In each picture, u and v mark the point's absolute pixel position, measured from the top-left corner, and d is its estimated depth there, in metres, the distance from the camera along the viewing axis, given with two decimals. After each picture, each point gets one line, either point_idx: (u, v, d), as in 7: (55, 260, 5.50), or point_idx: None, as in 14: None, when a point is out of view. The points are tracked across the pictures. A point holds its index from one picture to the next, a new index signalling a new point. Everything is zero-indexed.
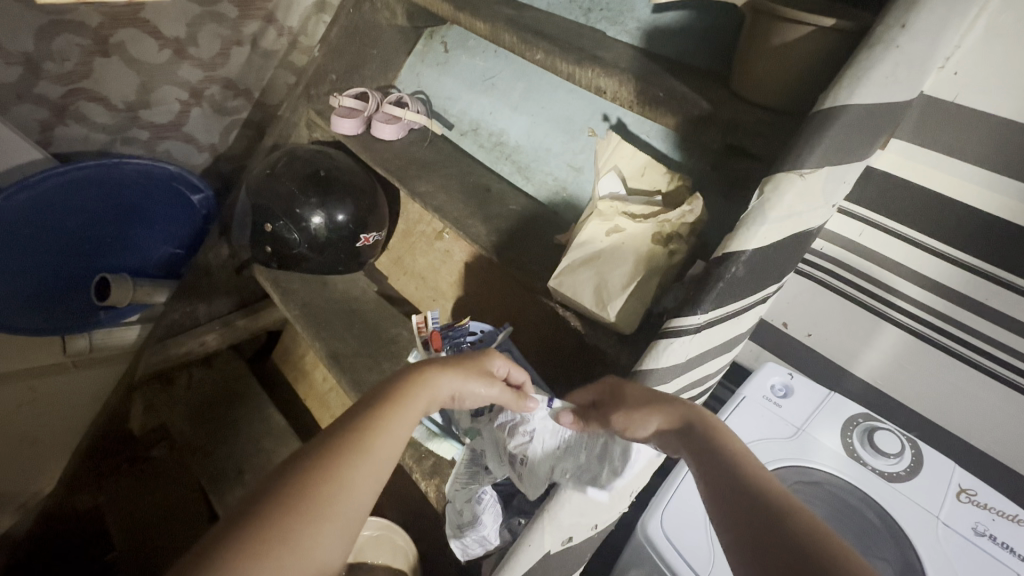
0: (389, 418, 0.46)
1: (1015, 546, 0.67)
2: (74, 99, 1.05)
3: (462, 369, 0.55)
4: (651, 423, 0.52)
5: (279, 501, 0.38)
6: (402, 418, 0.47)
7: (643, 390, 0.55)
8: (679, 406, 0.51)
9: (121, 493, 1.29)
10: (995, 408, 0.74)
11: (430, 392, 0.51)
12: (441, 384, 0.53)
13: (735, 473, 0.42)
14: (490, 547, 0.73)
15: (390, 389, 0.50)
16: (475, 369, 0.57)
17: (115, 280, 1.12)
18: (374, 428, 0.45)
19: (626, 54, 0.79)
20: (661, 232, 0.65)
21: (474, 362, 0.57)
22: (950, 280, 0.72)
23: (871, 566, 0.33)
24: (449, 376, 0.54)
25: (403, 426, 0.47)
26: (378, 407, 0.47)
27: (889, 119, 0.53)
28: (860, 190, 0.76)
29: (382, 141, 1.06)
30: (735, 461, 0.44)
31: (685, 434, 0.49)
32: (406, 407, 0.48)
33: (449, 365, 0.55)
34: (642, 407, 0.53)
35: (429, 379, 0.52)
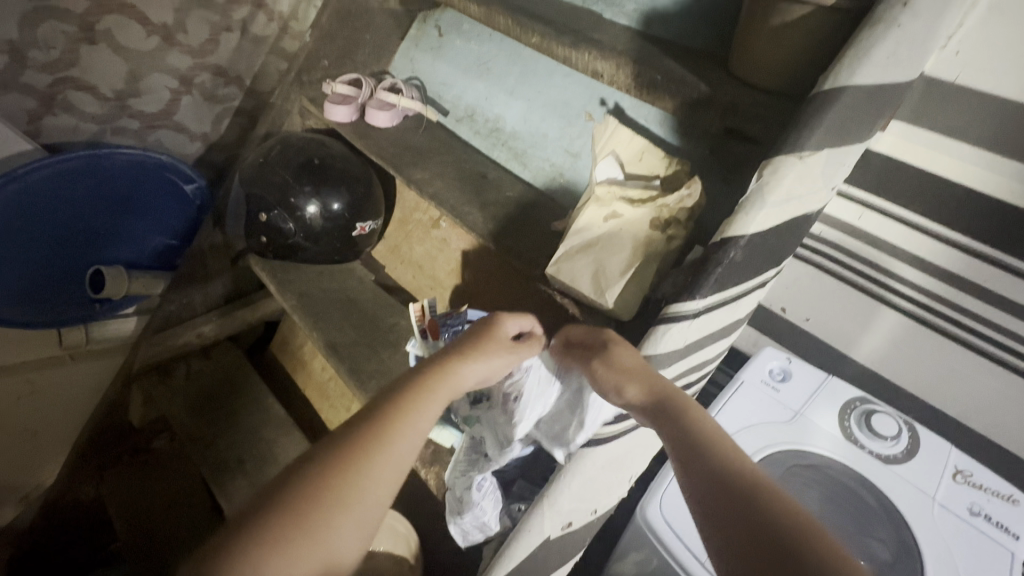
0: (412, 412, 0.48)
1: (1010, 526, 0.68)
2: (62, 88, 1.03)
3: (484, 354, 0.56)
4: (626, 391, 0.52)
5: (301, 493, 0.41)
6: (423, 411, 0.48)
7: (627, 355, 0.55)
8: (655, 380, 0.52)
9: (123, 485, 1.29)
10: (993, 390, 0.75)
11: (453, 384, 0.52)
12: (465, 371, 0.53)
13: (711, 463, 0.44)
14: (490, 533, 0.73)
15: (412, 380, 0.50)
16: (499, 351, 0.57)
17: (110, 272, 1.12)
18: (394, 421, 0.46)
19: (623, 36, 0.78)
20: (659, 217, 0.64)
21: (496, 342, 0.58)
22: (949, 263, 0.72)
23: (829, 548, 0.37)
24: (473, 363, 0.54)
25: (423, 420, 0.48)
26: (399, 398, 0.48)
27: (890, 100, 0.52)
28: (860, 173, 0.75)
29: (377, 128, 1.05)
30: (710, 447, 0.45)
31: (660, 412, 0.50)
32: (427, 400, 0.49)
33: (472, 352, 0.55)
34: (622, 375, 0.53)
35: (451, 370, 0.53)
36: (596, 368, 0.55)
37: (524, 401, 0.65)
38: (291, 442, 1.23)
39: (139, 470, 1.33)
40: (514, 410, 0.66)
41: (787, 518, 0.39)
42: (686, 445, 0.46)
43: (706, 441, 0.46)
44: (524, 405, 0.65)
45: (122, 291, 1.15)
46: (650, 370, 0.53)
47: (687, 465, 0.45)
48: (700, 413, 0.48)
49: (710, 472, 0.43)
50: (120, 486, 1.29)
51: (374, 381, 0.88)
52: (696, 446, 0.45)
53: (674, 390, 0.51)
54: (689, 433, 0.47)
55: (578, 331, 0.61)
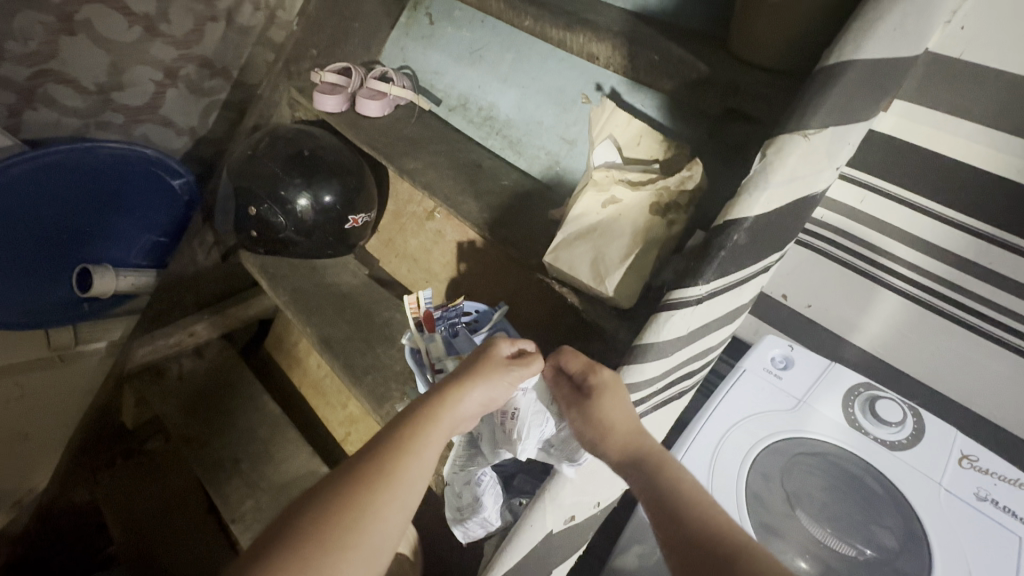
0: (413, 443, 0.48)
1: (1016, 510, 0.67)
2: (42, 82, 1.00)
3: (485, 378, 0.54)
4: (606, 442, 0.54)
5: (310, 532, 0.41)
6: (428, 442, 0.48)
7: (606, 401, 0.56)
8: (634, 433, 0.53)
9: (119, 488, 1.28)
10: (999, 373, 0.73)
11: (454, 411, 0.51)
12: (467, 396, 0.53)
13: (682, 518, 0.45)
14: (491, 529, 0.70)
15: (416, 412, 0.50)
16: (501, 374, 0.55)
17: (98, 271, 1.09)
18: (401, 455, 0.46)
19: (619, 18, 0.76)
20: (659, 201, 0.62)
21: (497, 366, 0.56)
22: (954, 246, 0.70)
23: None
24: (475, 391, 0.53)
25: (428, 451, 0.48)
26: (404, 430, 0.48)
27: (897, 74, 0.50)
28: (862, 155, 0.74)
29: (367, 118, 1.02)
30: (683, 501, 0.47)
31: (637, 465, 0.51)
32: (432, 431, 0.49)
33: (473, 378, 0.54)
34: (603, 426, 0.55)
35: (452, 398, 0.52)
36: (579, 418, 0.57)
37: (523, 421, 0.62)
38: (287, 440, 1.21)
39: (134, 471, 1.32)
40: (514, 428, 0.62)
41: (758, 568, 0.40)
42: (659, 500, 0.48)
43: (681, 494, 0.47)
44: (522, 423, 0.62)
45: (111, 289, 1.12)
46: (631, 420, 0.54)
47: (662, 521, 0.46)
48: (676, 466, 0.50)
49: (681, 526, 0.45)
50: (116, 490, 1.28)
51: (369, 376, 0.86)
52: (670, 501, 0.47)
53: (651, 442, 0.53)
54: (663, 487, 0.48)
55: (566, 369, 0.60)
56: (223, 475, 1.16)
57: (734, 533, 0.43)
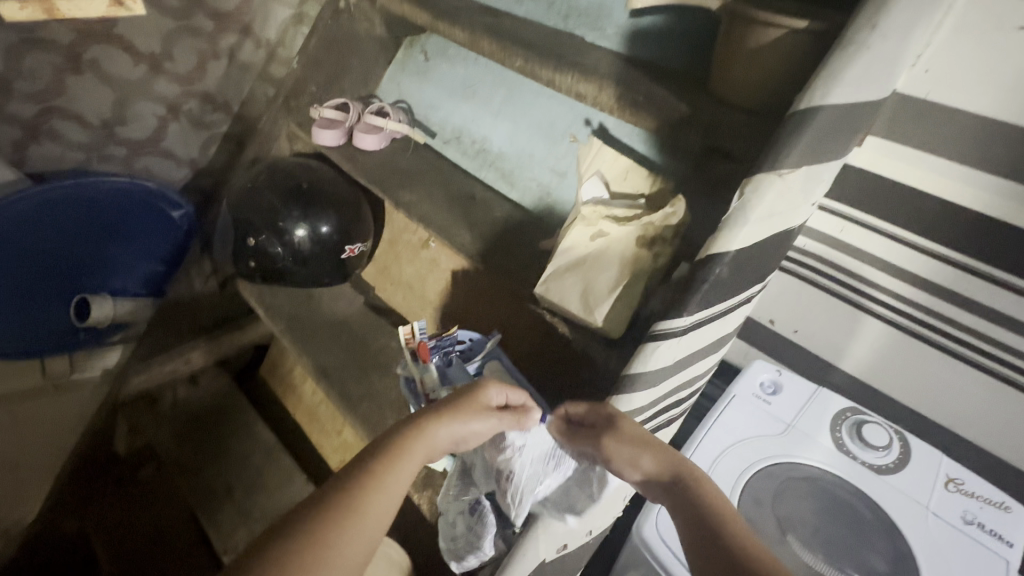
0: (384, 477, 0.48)
1: (1003, 533, 0.68)
2: (48, 118, 1.04)
3: (462, 417, 0.55)
4: (641, 466, 0.54)
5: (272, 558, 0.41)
6: (398, 474, 0.49)
7: (631, 426, 0.56)
8: (668, 454, 0.54)
9: (111, 520, 1.28)
10: (980, 398, 0.76)
11: (428, 447, 0.52)
12: (440, 433, 0.54)
13: (719, 532, 0.46)
14: (485, 558, 0.69)
15: (391, 446, 0.51)
16: (478, 413, 0.57)
17: (97, 300, 1.12)
18: (370, 485, 0.47)
19: (606, 59, 0.80)
20: (645, 235, 0.64)
21: (477, 406, 0.57)
22: (931, 275, 0.73)
23: None
24: (450, 428, 0.54)
25: (397, 483, 0.49)
26: (377, 464, 0.49)
27: (863, 116, 0.54)
28: (840, 188, 0.77)
29: (364, 152, 1.05)
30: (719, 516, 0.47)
31: (672, 486, 0.52)
32: (402, 464, 0.50)
33: (450, 414, 0.55)
34: (636, 450, 0.55)
35: (426, 433, 0.53)
36: (607, 445, 0.56)
37: (521, 482, 0.62)
38: (281, 469, 1.21)
39: (129, 498, 1.32)
40: (508, 489, 0.62)
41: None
42: (694, 518, 0.48)
43: (715, 510, 0.48)
44: (519, 486, 0.62)
45: (110, 317, 1.15)
46: (662, 445, 0.55)
47: (699, 538, 0.46)
48: (711, 485, 0.51)
49: (717, 542, 0.45)
50: (110, 518, 1.29)
51: (364, 405, 0.87)
52: (706, 518, 0.47)
53: (685, 461, 0.53)
54: (698, 504, 0.49)
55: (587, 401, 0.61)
56: (216, 504, 1.15)
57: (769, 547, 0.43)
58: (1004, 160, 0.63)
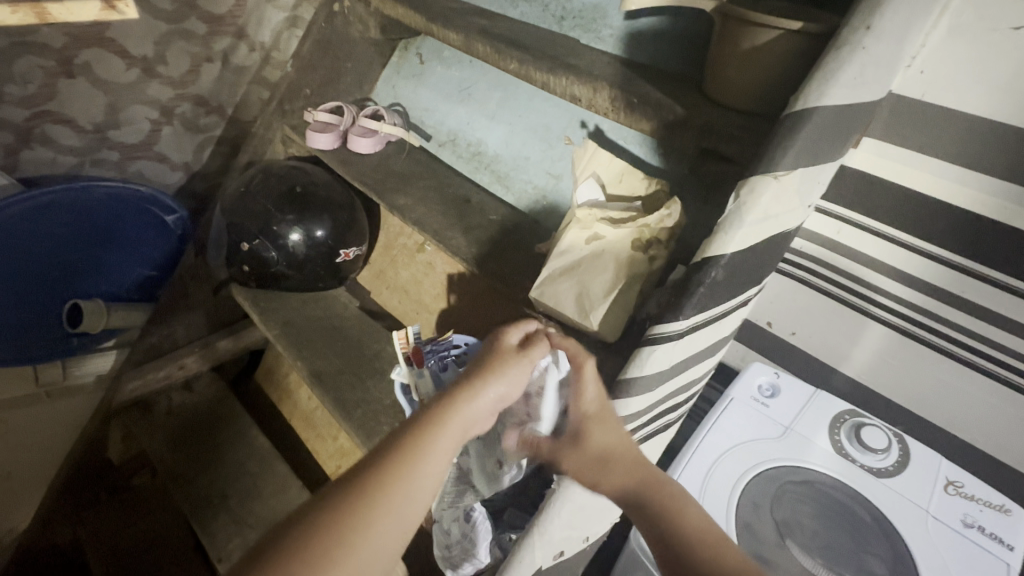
0: (421, 450, 0.44)
1: (1004, 537, 0.67)
2: (39, 122, 1.03)
3: (498, 376, 0.50)
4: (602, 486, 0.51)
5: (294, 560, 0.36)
6: (433, 449, 0.44)
7: (601, 436, 0.53)
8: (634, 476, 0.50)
9: (102, 526, 1.27)
10: (979, 400, 0.75)
11: (467, 413, 0.47)
12: (480, 397, 0.48)
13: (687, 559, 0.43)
14: (481, 566, 0.70)
15: (425, 415, 0.46)
16: (515, 367, 0.51)
17: (89, 305, 1.11)
18: (403, 463, 0.42)
19: (600, 61, 0.80)
20: (640, 237, 0.64)
21: (510, 358, 0.51)
22: (930, 278, 0.72)
23: None
24: (489, 391, 0.49)
25: (434, 459, 0.44)
26: (410, 435, 0.44)
27: (859, 117, 0.54)
28: (836, 189, 0.76)
29: (359, 155, 1.05)
30: (688, 542, 0.44)
31: (637, 506, 0.49)
32: (442, 433, 0.45)
33: (485, 374, 0.50)
34: (601, 470, 0.52)
35: (464, 398, 0.47)
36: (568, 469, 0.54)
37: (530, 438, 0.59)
38: (276, 475, 1.20)
39: (120, 510, 1.30)
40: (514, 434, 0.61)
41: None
42: (671, 550, 0.45)
43: (686, 534, 0.45)
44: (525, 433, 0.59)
45: (101, 325, 1.14)
46: (626, 462, 0.51)
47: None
48: (681, 504, 0.47)
49: None
50: (105, 527, 1.27)
51: (359, 411, 0.86)
52: (682, 552, 0.44)
53: (648, 478, 0.50)
54: (668, 531, 0.46)
55: (571, 392, 0.55)
56: (211, 512, 1.14)
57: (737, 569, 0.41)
58: (1002, 162, 0.62)
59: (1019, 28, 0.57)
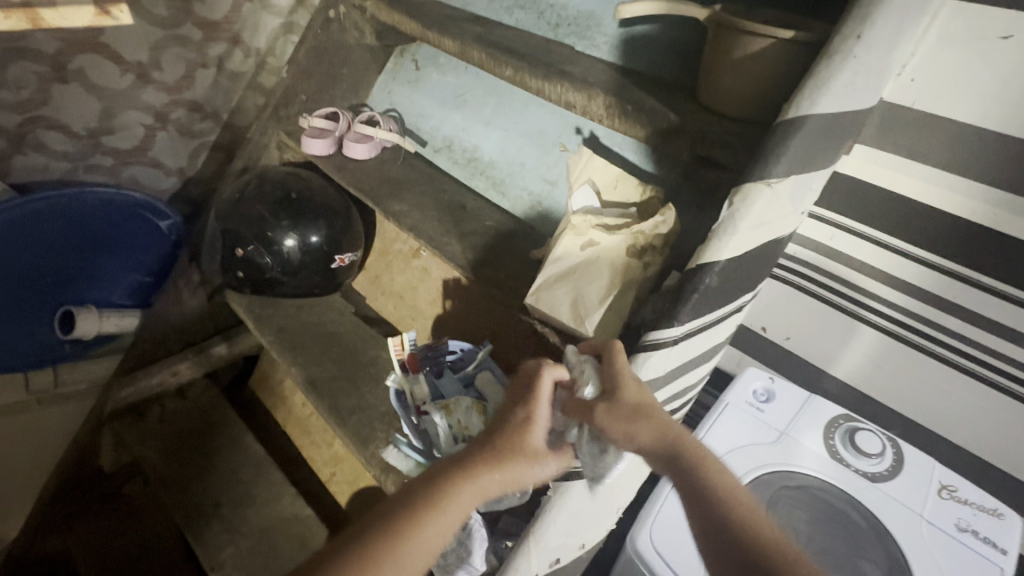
0: (427, 524, 0.44)
1: (997, 540, 0.68)
2: (33, 127, 1.03)
3: (517, 447, 0.50)
4: (636, 440, 0.49)
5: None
6: (440, 522, 0.45)
7: (634, 393, 0.52)
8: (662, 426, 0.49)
9: (92, 536, 1.25)
10: (972, 405, 0.75)
11: (479, 488, 0.47)
12: (496, 474, 0.48)
13: (721, 516, 0.43)
14: (476, 575, 0.69)
15: (440, 485, 0.47)
16: (533, 446, 0.51)
17: (82, 313, 1.10)
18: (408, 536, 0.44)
19: (596, 68, 0.80)
20: (635, 244, 0.64)
21: (532, 434, 0.51)
22: (922, 283, 0.73)
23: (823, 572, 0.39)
24: (508, 467, 0.49)
25: (440, 532, 0.45)
26: (421, 504, 0.45)
27: (851, 125, 0.54)
28: (828, 195, 0.77)
29: (354, 160, 1.05)
30: (721, 497, 0.44)
31: (671, 461, 0.47)
32: (451, 507, 0.46)
33: (505, 451, 0.49)
34: (628, 423, 0.50)
35: (479, 471, 0.48)
36: (598, 423, 0.51)
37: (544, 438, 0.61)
38: (270, 482, 1.19)
39: (113, 519, 1.29)
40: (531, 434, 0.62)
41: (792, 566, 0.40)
42: (700, 496, 0.45)
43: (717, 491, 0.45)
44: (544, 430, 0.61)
45: (94, 330, 1.13)
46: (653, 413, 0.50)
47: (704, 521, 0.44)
48: (714, 461, 0.46)
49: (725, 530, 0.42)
50: (94, 540, 1.25)
51: (354, 418, 0.86)
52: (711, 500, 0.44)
53: (683, 432, 0.48)
54: (701, 487, 0.45)
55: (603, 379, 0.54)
56: (203, 520, 1.13)
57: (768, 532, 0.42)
58: (992, 169, 0.63)
59: (1008, 37, 0.58)
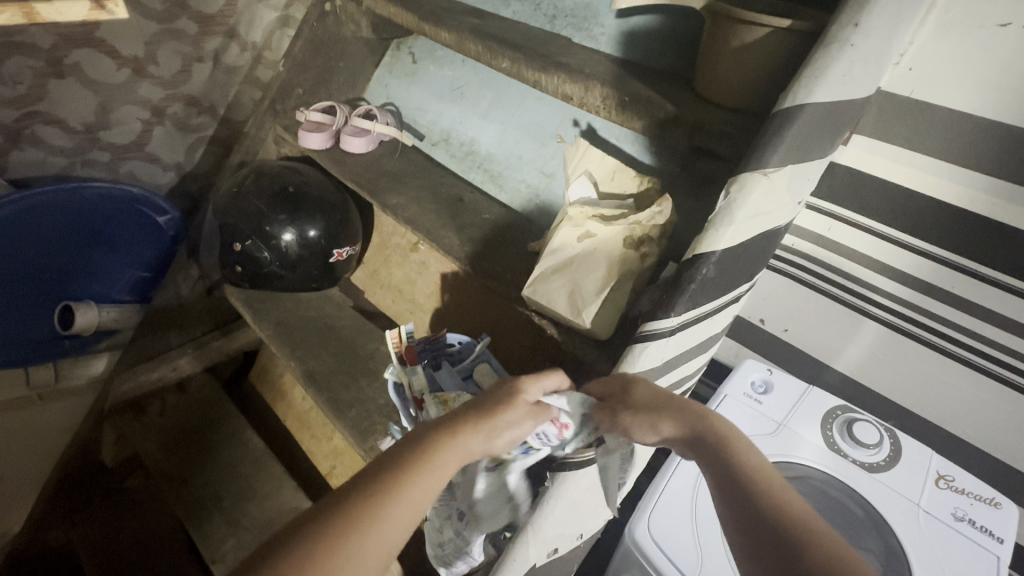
0: (408, 484, 0.44)
1: (994, 530, 0.68)
2: (29, 123, 1.03)
3: (497, 413, 0.50)
4: (662, 432, 0.50)
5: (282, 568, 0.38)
6: (424, 481, 0.45)
7: (647, 389, 0.53)
8: (690, 413, 0.49)
9: (91, 529, 1.24)
10: (970, 396, 0.75)
11: (461, 450, 0.47)
12: (475, 440, 0.48)
13: (756, 504, 0.41)
14: (475, 563, 0.71)
15: (421, 447, 0.47)
16: (511, 414, 0.51)
17: (81, 307, 1.09)
18: (389, 495, 0.43)
19: (592, 59, 0.80)
20: (632, 235, 0.64)
21: (516, 402, 0.52)
22: (921, 274, 0.73)
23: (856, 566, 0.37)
24: (487, 432, 0.49)
25: (424, 494, 0.45)
26: (401, 466, 0.45)
27: (848, 114, 0.54)
28: (826, 186, 0.77)
29: (351, 154, 1.05)
30: (755, 485, 0.43)
31: (698, 447, 0.47)
32: (432, 469, 0.46)
33: (485, 417, 0.50)
34: (653, 415, 0.50)
35: (459, 435, 0.48)
36: (624, 417, 0.52)
37: (560, 420, 0.57)
38: (271, 476, 1.19)
39: (113, 513, 1.28)
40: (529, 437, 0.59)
41: (836, 555, 0.37)
42: (729, 479, 0.44)
43: (751, 478, 0.43)
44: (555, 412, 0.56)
45: (95, 324, 1.12)
46: (679, 404, 0.50)
47: (730, 501, 0.43)
48: (742, 446, 0.46)
49: (753, 513, 0.41)
50: (94, 531, 1.24)
51: (353, 411, 0.86)
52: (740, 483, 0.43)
53: (713, 420, 0.48)
54: (733, 474, 0.44)
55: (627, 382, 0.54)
56: (205, 514, 1.14)
57: (806, 520, 0.40)
58: (991, 158, 0.63)
59: (1007, 25, 0.58)
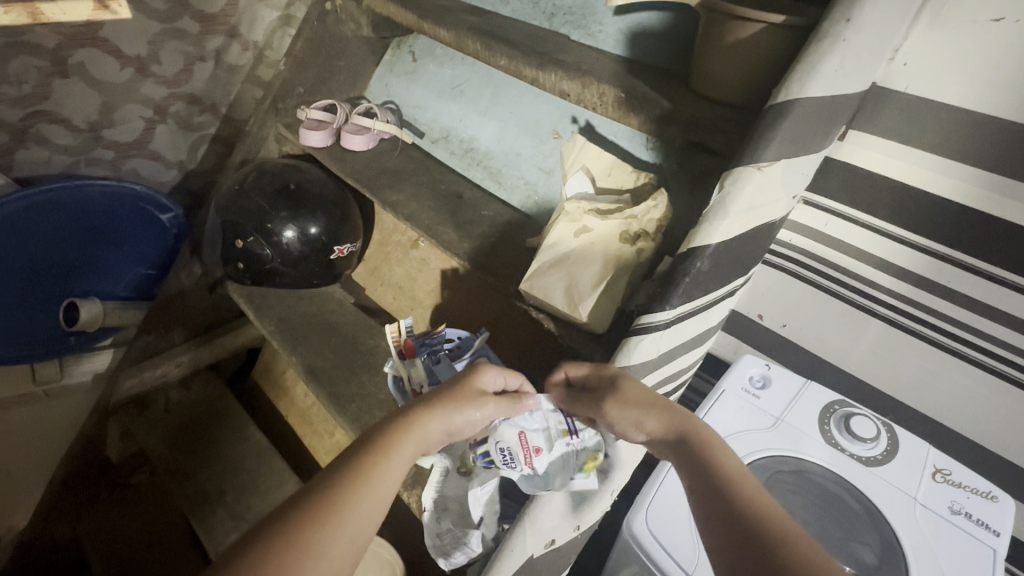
0: (373, 472, 0.45)
1: (989, 522, 0.68)
2: (35, 122, 1.04)
3: (455, 401, 0.53)
4: (645, 428, 0.53)
5: (254, 569, 0.37)
6: (389, 467, 0.46)
7: (632, 385, 0.55)
8: (674, 416, 0.52)
9: (101, 527, 1.30)
10: (966, 390, 0.75)
11: (421, 435, 0.50)
12: (433, 426, 0.51)
13: (727, 500, 0.44)
14: (473, 555, 0.71)
15: (383, 435, 0.48)
16: (469, 401, 0.54)
17: (85, 303, 1.11)
18: (357, 484, 0.44)
19: (589, 56, 0.80)
20: (629, 230, 0.65)
21: (472, 389, 0.55)
22: (917, 269, 0.73)
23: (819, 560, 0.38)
24: (444, 418, 0.52)
25: (389, 482, 0.46)
26: (366, 457, 0.46)
27: (841, 108, 0.55)
28: (823, 181, 0.77)
29: (352, 152, 1.06)
30: (729, 486, 0.45)
31: (680, 448, 0.50)
32: (394, 456, 0.47)
33: (443, 404, 0.53)
34: (637, 412, 0.53)
35: (419, 422, 0.50)
36: (608, 407, 0.55)
37: (529, 442, 0.62)
38: (273, 471, 1.21)
39: (122, 510, 1.33)
40: (500, 456, 0.63)
41: (798, 559, 0.38)
42: (708, 478, 0.46)
43: (725, 478, 0.46)
44: (524, 432, 0.63)
45: (99, 318, 1.14)
46: (663, 406, 0.53)
47: (706, 501, 0.45)
48: (720, 448, 0.48)
49: (728, 508, 0.43)
50: (107, 528, 1.29)
51: (354, 405, 0.87)
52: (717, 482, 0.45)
53: (692, 423, 0.51)
54: (707, 470, 0.47)
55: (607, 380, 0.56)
56: (209, 508, 1.15)
57: (774, 517, 0.41)
58: (985, 152, 0.63)
59: (999, 20, 0.58)
